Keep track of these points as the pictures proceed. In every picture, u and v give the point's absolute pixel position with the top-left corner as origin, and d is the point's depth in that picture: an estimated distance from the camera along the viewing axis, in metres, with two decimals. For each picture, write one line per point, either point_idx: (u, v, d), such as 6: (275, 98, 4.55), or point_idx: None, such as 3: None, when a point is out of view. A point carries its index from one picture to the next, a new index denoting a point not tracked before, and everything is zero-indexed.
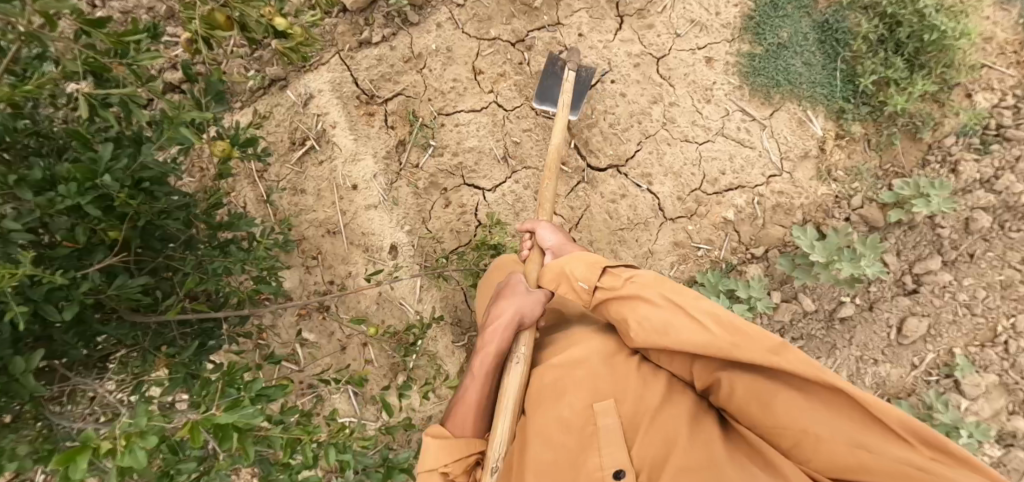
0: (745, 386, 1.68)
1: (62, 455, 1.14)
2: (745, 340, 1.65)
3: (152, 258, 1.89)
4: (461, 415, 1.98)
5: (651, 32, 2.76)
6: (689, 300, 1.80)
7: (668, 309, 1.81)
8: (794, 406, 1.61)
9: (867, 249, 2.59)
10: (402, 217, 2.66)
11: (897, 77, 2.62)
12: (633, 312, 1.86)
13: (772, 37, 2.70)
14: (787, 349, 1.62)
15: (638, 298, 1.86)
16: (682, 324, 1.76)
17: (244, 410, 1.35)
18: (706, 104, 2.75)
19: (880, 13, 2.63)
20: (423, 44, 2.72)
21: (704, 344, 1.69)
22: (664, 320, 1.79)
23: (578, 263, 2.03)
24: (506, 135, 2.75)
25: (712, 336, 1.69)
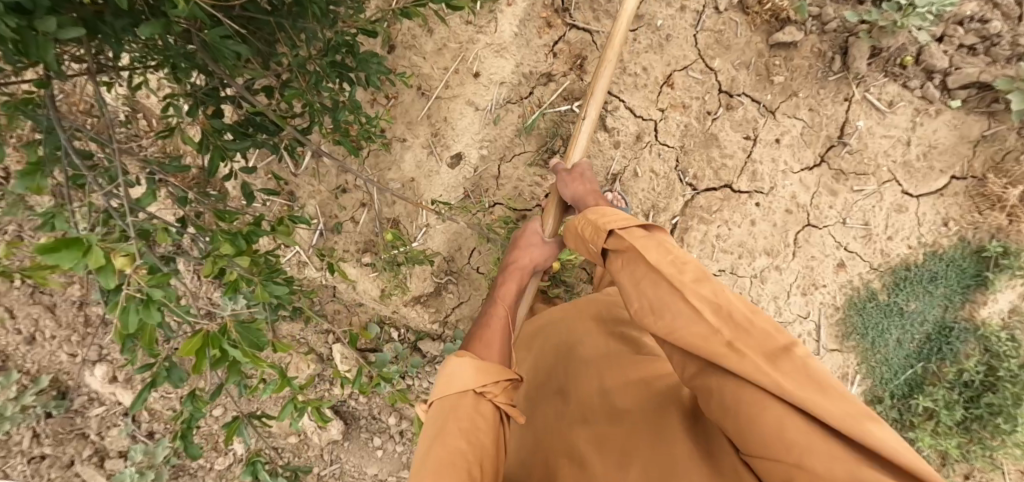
0: (737, 394, 1.25)
1: (52, 245, 0.86)
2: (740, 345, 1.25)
3: (262, 14, 1.39)
4: (486, 335, 1.77)
5: (829, 198, 2.49)
6: (688, 283, 1.36)
7: (666, 283, 1.39)
8: (791, 439, 1.17)
9: None
10: (489, 138, 2.37)
11: (943, 420, 2.53)
12: (633, 278, 1.47)
13: (902, 298, 2.53)
14: (784, 353, 1.26)
15: (639, 261, 1.47)
16: (682, 314, 1.34)
17: (256, 333, 1.17)
18: (800, 295, 2.55)
19: (990, 366, 2.50)
20: (653, 10, 2.35)
21: (692, 338, 1.30)
22: (660, 299, 1.39)
23: (585, 224, 1.68)
24: (634, 160, 2.43)
25: (705, 322, 1.30)
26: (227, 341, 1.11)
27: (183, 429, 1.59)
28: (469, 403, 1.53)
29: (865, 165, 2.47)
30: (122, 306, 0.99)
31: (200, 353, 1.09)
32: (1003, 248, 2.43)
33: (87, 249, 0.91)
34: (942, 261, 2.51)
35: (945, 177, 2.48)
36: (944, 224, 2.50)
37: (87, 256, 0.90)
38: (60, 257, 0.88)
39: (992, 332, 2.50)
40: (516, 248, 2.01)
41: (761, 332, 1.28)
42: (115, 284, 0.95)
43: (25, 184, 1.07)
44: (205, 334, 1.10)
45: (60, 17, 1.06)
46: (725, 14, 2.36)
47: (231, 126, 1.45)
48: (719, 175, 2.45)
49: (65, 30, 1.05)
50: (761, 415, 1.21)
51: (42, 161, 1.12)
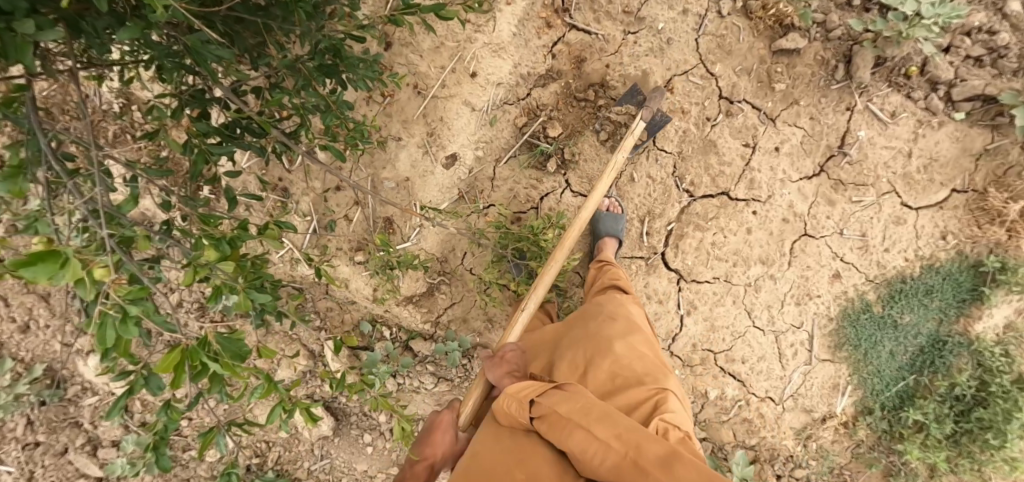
0: None
1: (23, 255, 0.81)
2: (645, 464, 1.46)
3: (249, 14, 1.37)
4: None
5: (827, 208, 2.46)
6: (592, 422, 1.57)
7: (580, 436, 1.55)
8: None
9: None
10: (485, 139, 2.35)
11: (933, 433, 2.53)
12: (555, 436, 1.60)
13: (897, 311, 2.51)
14: (680, 458, 1.45)
15: (557, 420, 1.61)
16: (595, 449, 1.52)
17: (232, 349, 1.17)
18: (795, 304, 2.54)
19: (982, 380, 2.50)
20: (654, 13, 2.32)
21: (609, 469, 1.49)
22: (572, 444, 1.56)
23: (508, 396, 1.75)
24: (631, 165, 2.40)
25: (617, 454, 1.49)
26: (207, 357, 1.14)
27: (156, 440, 1.53)
28: None
29: (865, 175, 2.44)
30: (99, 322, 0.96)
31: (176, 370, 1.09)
32: (1001, 263, 2.42)
33: (64, 261, 0.87)
34: (939, 274, 2.49)
35: (945, 189, 2.45)
36: (943, 237, 2.48)
37: (64, 268, 0.85)
38: (35, 267, 0.83)
39: (985, 346, 2.49)
40: (430, 443, 1.90)
41: (658, 448, 1.48)
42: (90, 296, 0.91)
43: (6, 185, 1.05)
44: (183, 350, 1.12)
45: (37, 19, 1.05)
46: (728, 19, 2.32)
47: (217, 129, 1.43)
48: (717, 181, 2.42)
49: (42, 33, 1.04)
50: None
51: (23, 163, 1.11)
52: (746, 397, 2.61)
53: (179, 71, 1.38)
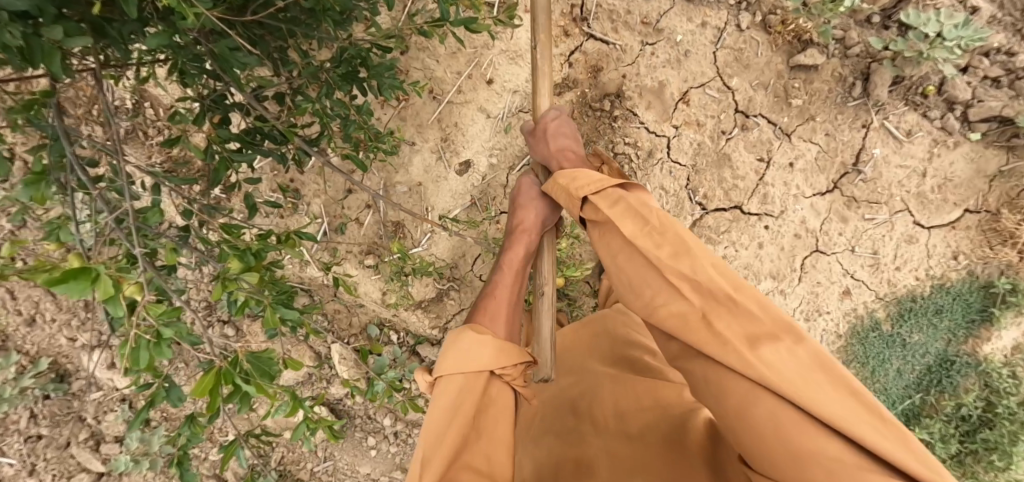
0: (720, 378, 1.20)
1: (54, 279, 0.82)
2: (722, 326, 1.21)
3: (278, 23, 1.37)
4: (492, 307, 1.57)
5: (839, 225, 2.46)
6: (671, 255, 1.31)
7: (648, 275, 1.33)
8: (776, 426, 1.12)
9: None
10: (499, 146, 2.34)
11: (938, 453, 2.53)
12: (618, 269, 1.40)
13: (906, 329, 2.51)
14: (774, 330, 1.20)
15: (617, 258, 1.41)
16: (664, 299, 1.30)
17: (264, 364, 1.23)
18: (804, 320, 2.53)
19: (988, 401, 2.50)
20: (672, 25, 2.31)
21: (677, 322, 1.26)
22: (637, 288, 1.36)
23: (565, 196, 1.55)
24: (644, 176, 2.39)
25: (690, 308, 1.26)
26: (237, 377, 1.22)
27: (182, 454, 1.72)
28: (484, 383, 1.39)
29: (878, 193, 2.43)
30: (133, 346, 1.01)
31: (209, 391, 1.16)
32: (1011, 285, 2.42)
33: (95, 277, 0.88)
34: (949, 294, 2.49)
35: (958, 210, 2.44)
36: (954, 257, 2.47)
37: (96, 283, 0.86)
38: (69, 284, 0.84)
39: (993, 367, 2.50)
40: (518, 207, 1.73)
41: (746, 310, 1.22)
42: (122, 313, 0.93)
43: (29, 192, 1.05)
44: (216, 372, 1.20)
45: (67, 24, 1.05)
46: (747, 33, 2.31)
47: (238, 136, 1.43)
48: (730, 195, 2.41)
49: (71, 39, 1.03)
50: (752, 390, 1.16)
51: (47, 169, 1.10)
52: None
53: (201, 73, 1.36)
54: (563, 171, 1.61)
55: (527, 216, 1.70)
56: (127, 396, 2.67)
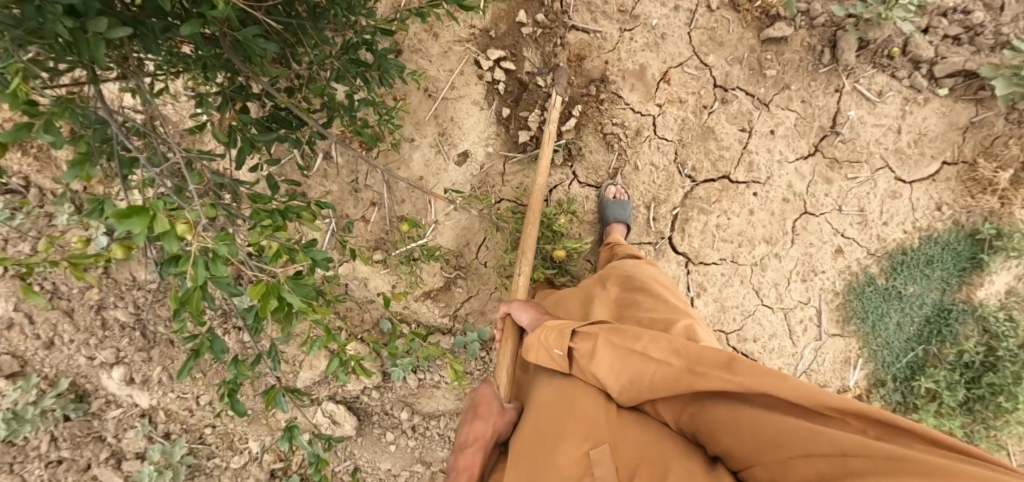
0: (718, 412, 1.49)
1: (121, 211, 1.03)
2: (699, 372, 1.50)
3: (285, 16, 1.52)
4: None
5: (824, 186, 2.57)
6: (647, 344, 1.62)
7: (630, 355, 1.64)
8: (769, 430, 1.39)
9: None
10: (492, 137, 2.47)
11: (946, 401, 2.59)
12: (602, 357, 1.68)
13: (900, 282, 2.60)
14: (733, 359, 1.47)
15: (597, 348, 1.70)
16: (651, 371, 1.59)
17: (306, 287, 1.32)
18: (800, 281, 2.62)
19: (989, 346, 2.57)
20: (646, 12, 2.46)
21: (666, 387, 1.55)
22: (624, 370, 1.64)
23: (546, 334, 1.85)
24: (634, 154, 2.51)
25: (671, 372, 1.54)
26: (286, 291, 1.25)
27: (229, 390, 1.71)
28: None
29: (858, 153, 2.55)
30: (191, 267, 1.15)
31: (265, 300, 1.23)
32: (996, 230, 2.52)
33: (152, 216, 1.07)
34: (938, 245, 2.59)
35: (936, 162, 2.56)
36: (938, 208, 2.58)
37: (153, 220, 1.06)
38: (132, 221, 1.04)
39: (989, 312, 2.58)
40: (476, 418, 1.88)
41: (703, 351, 1.53)
42: (175, 247, 1.11)
43: (76, 171, 1.26)
44: (267, 283, 1.24)
45: (109, 19, 1.24)
46: (717, 13, 2.47)
47: (257, 121, 1.60)
48: (717, 165, 2.53)
49: (113, 30, 1.22)
50: (746, 425, 1.43)
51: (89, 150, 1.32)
52: None
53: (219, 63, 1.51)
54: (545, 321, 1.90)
55: (479, 428, 1.85)
56: (146, 411, 2.68)
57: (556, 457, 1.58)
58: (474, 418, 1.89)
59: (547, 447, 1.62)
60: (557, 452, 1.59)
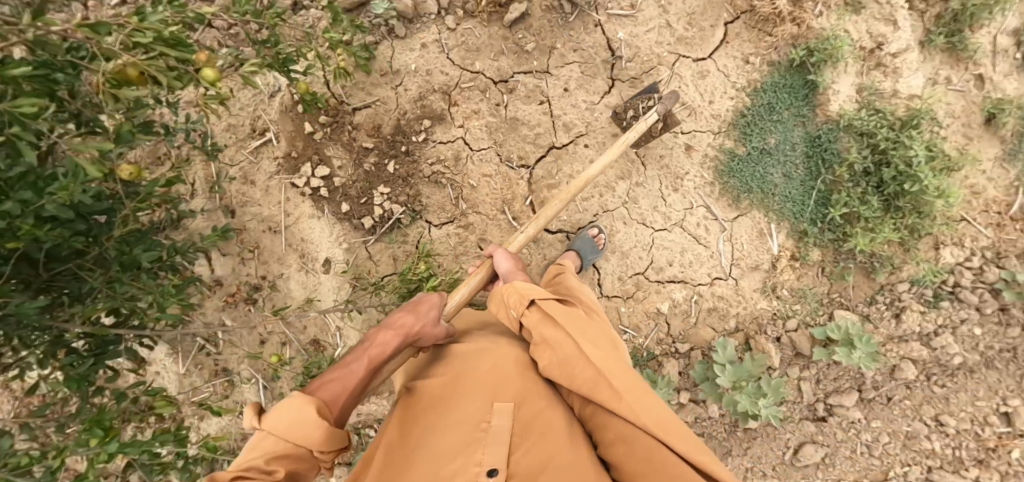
0: (619, 425, 1.71)
1: None
2: (620, 389, 1.71)
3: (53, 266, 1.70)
4: (333, 386, 1.77)
5: (639, 104, 2.66)
6: (588, 343, 1.81)
7: (569, 344, 1.83)
8: (655, 457, 1.64)
9: (770, 390, 2.61)
10: (343, 233, 2.65)
11: (868, 215, 2.62)
12: (546, 340, 1.86)
13: (759, 140, 2.66)
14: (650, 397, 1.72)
15: (547, 332, 1.88)
16: (580, 364, 1.78)
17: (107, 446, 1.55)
18: (672, 192, 2.68)
19: (872, 145, 2.62)
20: (403, 61, 2.64)
21: (588, 382, 1.75)
22: (563, 357, 1.82)
23: (514, 292, 2.01)
24: (462, 176, 2.65)
25: (598, 371, 1.75)
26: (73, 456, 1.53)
27: None
28: (321, 435, 1.62)
29: (648, 61, 2.64)
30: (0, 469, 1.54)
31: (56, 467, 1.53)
32: (807, 50, 2.61)
33: None
34: (768, 91, 2.66)
35: (719, 29, 2.67)
36: (748, 61, 2.67)
37: None
38: None
39: (852, 118, 2.63)
40: (412, 311, 1.99)
41: (632, 378, 1.76)
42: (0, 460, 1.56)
43: None
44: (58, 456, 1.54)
45: None
46: (459, 26, 2.63)
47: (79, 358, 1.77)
48: (538, 142, 2.65)
49: None
50: (639, 441, 1.67)
51: None
52: (696, 292, 2.72)
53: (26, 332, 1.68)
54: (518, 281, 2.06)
55: (408, 318, 1.96)
56: None
57: (465, 409, 1.79)
58: (409, 312, 1.99)
59: (460, 397, 1.82)
60: (467, 404, 1.80)
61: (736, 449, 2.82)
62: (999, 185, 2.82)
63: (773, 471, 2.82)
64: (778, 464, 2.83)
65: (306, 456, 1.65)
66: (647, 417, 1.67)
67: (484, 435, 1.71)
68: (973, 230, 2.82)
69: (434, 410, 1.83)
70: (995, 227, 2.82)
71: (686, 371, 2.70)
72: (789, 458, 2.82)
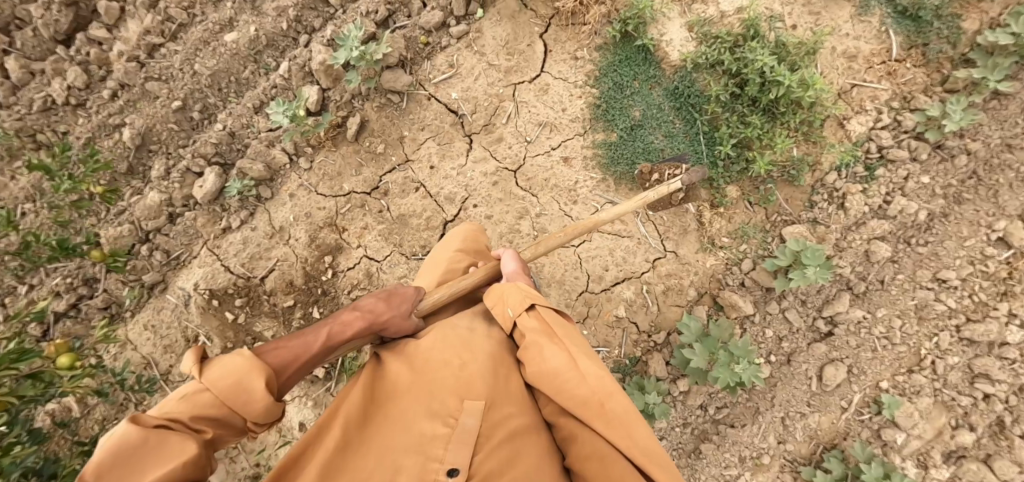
0: (596, 445, 1.72)
1: None
2: (611, 409, 1.72)
3: None
4: (283, 354, 1.75)
5: (502, 144, 2.72)
6: (581, 356, 1.82)
7: (565, 354, 1.82)
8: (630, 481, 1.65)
9: (740, 351, 2.53)
10: (304, 393, 2.69)
11: (757, 133, 2.58)
12: (540, 343, 1.85)
13: (626, 118, 2.68)
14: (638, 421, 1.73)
15: (545, 335, 1.88)
16: (571, 374, 1.78)
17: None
18: (573, 205, 2.68)
19: (727, 71, 2.59)
20: (282, 217, 2.74)
21: (578, 396, 1.74)
22: (554, 362, 1.81)
23: (515, 292, 2.00)
24: (382, 288, 2.69)
25: (589, 386, 1.75)
26: None
27: None
28: (259, 404, 1.55)
29: (490, 104, 2.73)
30: None
31: None
32: (623, 22, 2.62)
33: None
34: (610, 72, 2.69)
35: (537, 42, 2.73)
36: (578, 57, 2.72)
37: None
38: None
39: (695, 56, 2.62)
40: (386, 299, 2.01)
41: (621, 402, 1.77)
42: None
43: None
44: None
45: None
46: (314, 162, 2.74)
47: None
48: (432, 226, 2.70)
49: None
50: (612, 463, 1.68)
51: None
52: (643, 280, 2.70)
53: None
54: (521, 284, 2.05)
55: (375, 304, 1.98)
56: None
57: (437, 403, 1.76)
58: (381, 301, 2.01)
59: (429, 393, 1.79)
60: (440, 397, 1.77)
61: (764, 404, 2.73)
62: (870, 38, 2.77)
63: (809, 406, 2.72)
64: (811, 399, 2.72)
65: (238, 425, 1.57)
66: (630, 439, 1.68)
67: (450, 432, 1.69)
68: (869, 91, 2.75)
69: (400, 403, 1.79)
70: (888, 77, 2.75)
71: (670, 361, 2.64)
72: (817, 388, 2.71)
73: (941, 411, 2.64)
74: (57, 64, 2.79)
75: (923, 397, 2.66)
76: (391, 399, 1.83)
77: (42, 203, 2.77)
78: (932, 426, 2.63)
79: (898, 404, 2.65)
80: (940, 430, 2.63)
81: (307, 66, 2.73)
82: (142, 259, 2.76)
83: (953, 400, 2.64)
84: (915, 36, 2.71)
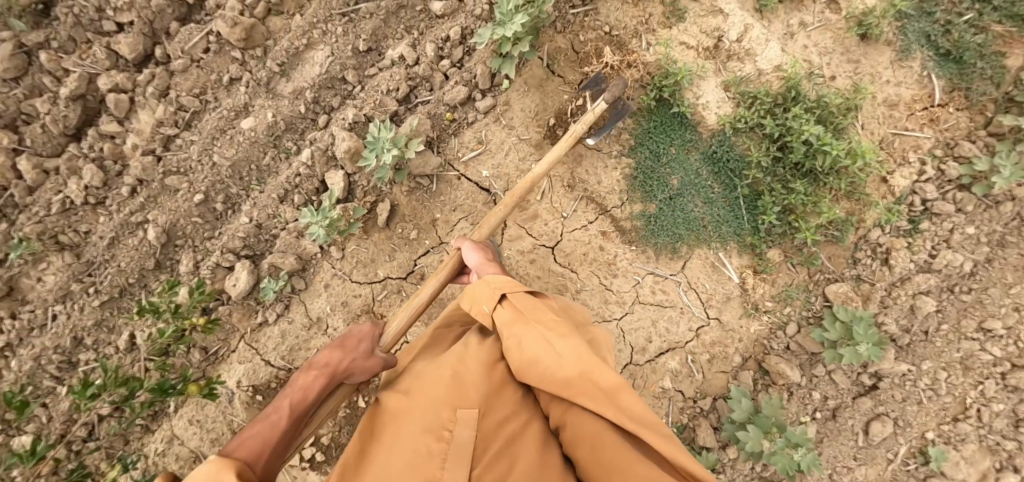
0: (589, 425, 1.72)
1: None
2: (597, 384, 1.68)
3: None
4: (254, 433, 1.75)
5: (537, 221, 2.69)
6: (560, 337, 1.79)
7: (544, 342, 1.79)
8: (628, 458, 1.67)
9: (799, 438, 2.53)
10: None
11: (802, 198, 2.52)
12: (519, 336, 1.84)
13: (664, 187, 2.62)
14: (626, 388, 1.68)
15: (522, 324, 1.87)
16: (549, 359, 1.75)
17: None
18: (614, 278, 2.68)
19: (768, 135, 2.52)
20: (318, 307, 2.70)
21: (563, 379, 1.71)
22: (533, 354, 1.79)
23: (484, 286, 2.01)
24: None
25: (571, 368, 1.71)
26: None
27: None
28: None
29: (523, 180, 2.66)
30: None
31: None
32: (657, 87, 2.56)
33: None
34: (645, 140, 2.62)
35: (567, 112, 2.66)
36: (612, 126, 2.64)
37: None
38: None
39: (734, 120, 2.54)
40: (342, 348, 2.05)
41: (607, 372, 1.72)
42: None
43: None
44: None
45: None
46: (346, 250, 2.68)
47: None
48: None
49: None
50: (609, 445, 1.69)
51: None
52: (687, 348, 2.68)
53: None
54: (489, 276, 2.05)
55: (329, 357, 2.02)
56: None
57: (428, 418, 1.78)
58: (337, 351, 2.05)
59: (421, 410, 1.82)
60: (433, 412, 1.79)
61: None
62: (911, 83, 2.65)
63: (856, 460, 2.73)
64: (857, 452, 2.73)
65: None
66: (619, 409, 1.66)
67: (444, 448, 1.71)
68: (910, 141, 2.66)
69: (396, 425, 1.83)
70: (929, 124, 2.65)
71: (718, 428, 2.65)
72: (864, 441, 2.73)
73: (983, 454, 2.67)
74: (70, 162, 2.66)
75: (967, 444, 2.68)
76: (389, 425, 1.86)
77: (73, 303, 2.65)
78: (975, 470, 2.66)
79: (944, 456, 2.68)
80: (984, 473, 2.66)
81: (329, 151, 2.63)
82: (179, 356, 2.68)
83: (997, 444, 2.65)
84: (957, 79, 2.59)
